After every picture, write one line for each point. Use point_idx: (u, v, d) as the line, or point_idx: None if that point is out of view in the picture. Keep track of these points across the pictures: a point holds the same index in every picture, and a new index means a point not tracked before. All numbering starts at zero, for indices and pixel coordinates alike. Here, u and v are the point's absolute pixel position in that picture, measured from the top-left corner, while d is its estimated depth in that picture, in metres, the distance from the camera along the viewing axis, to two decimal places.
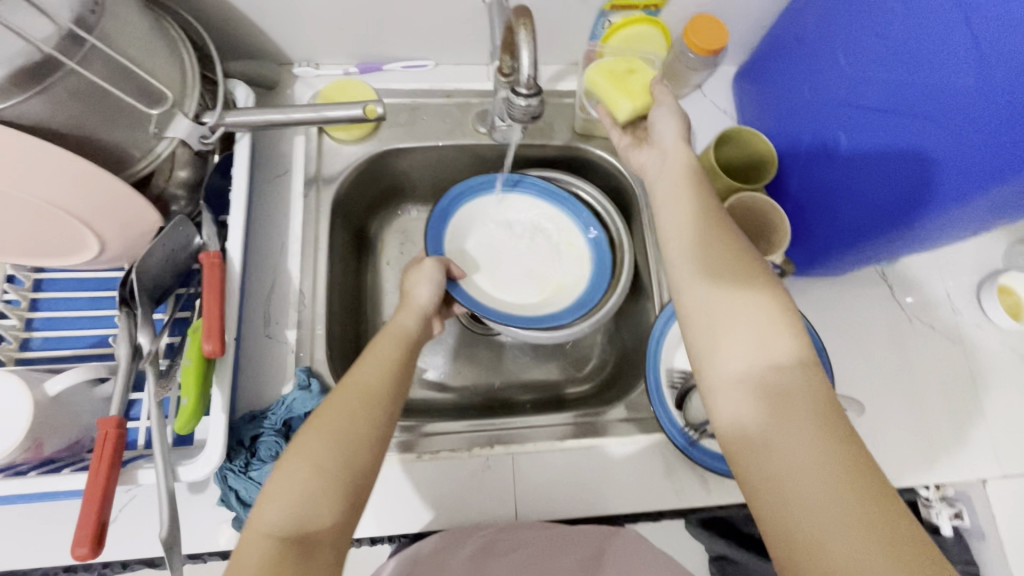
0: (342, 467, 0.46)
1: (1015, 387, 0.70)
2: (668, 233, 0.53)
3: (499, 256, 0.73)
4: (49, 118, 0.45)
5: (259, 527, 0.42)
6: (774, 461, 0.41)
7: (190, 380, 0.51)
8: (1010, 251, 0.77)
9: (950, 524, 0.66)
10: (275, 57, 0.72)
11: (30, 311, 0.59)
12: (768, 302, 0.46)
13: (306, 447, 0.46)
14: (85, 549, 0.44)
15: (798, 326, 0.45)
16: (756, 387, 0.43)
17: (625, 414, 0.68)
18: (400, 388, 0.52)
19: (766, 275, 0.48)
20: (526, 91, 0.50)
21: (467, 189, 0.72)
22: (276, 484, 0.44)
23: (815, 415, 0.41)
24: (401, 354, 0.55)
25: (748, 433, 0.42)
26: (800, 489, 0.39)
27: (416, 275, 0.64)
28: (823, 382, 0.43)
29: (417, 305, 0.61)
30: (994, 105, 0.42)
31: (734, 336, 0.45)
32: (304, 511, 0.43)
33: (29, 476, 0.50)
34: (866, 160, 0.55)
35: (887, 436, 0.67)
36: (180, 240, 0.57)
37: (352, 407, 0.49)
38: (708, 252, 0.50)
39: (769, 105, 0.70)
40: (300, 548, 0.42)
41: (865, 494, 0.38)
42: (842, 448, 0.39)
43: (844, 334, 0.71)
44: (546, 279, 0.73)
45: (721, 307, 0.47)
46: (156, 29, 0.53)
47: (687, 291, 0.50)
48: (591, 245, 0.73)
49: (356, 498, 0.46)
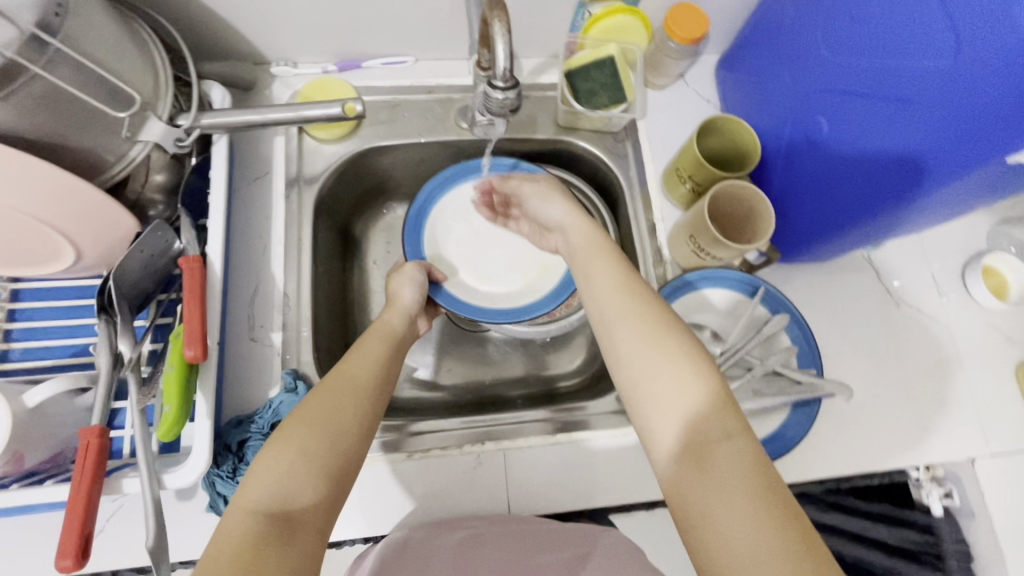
0: (327, 449, 0.45)
1: (1000, 367, 0.71)
2: (595, 294, 0.52)
3: (477, 247, 0.72)
4: (13, 124, 0.44)
5: (243, 502, 0.41)
6: (708, 529, 0.39)
7: (172, 386, 0.50)
8: (995, 231, 0.77)
9: (939, 503, 0.72)
10: (252, 58, 0.71)
11: (8, 322, 0.58)
12: (680, 349, 0.46)
13: (293, 432, 0.45)
14: (69, 561, 0.44)
15: (714, 376, 0.45)
16: (685, 451, 0.42)
17: (614, 406, 0.68)
18: (384, 384, 0.53)
19: (675, 322, 0.48)
20: (502, 83, 0.49)
21: (436, 186, 0.71)
22: (261, 464, 0.44)
23: (734, 466, 0.41)
24: (385, 351, 0.56)
25: (682, 502, 0.41)
26: (733, 553, 0.38)
27: (398, 278, 0.65)
28: (747, 434, 0.42)
29: (403, 306, 0.63)
30: (973, 86, 0.42)
31: (657, 401, 0.45)
32: (287, 490, 0.42)
33: (10, 489, 0.49)
34: (847, 146, 0.54)
35: (877, 419, 0.68)
36: (158, 245, 0.56)
37: (339, 395, 0.49)
38: (628, 314, 0.49)
39: (751, 93, 0.69)
40: (284, 526, 0.41)
41: (790, 544, 0.37)
42: (770, 504, 0.39)
43: (831, 319, 0.71)
44: (528, 262, 0.72)
45: (643, 361, 0.46)
46: (124, 30, 0.51)
47: (612, 355, 0.49)
48: None
49: (341, 483, 0.45)
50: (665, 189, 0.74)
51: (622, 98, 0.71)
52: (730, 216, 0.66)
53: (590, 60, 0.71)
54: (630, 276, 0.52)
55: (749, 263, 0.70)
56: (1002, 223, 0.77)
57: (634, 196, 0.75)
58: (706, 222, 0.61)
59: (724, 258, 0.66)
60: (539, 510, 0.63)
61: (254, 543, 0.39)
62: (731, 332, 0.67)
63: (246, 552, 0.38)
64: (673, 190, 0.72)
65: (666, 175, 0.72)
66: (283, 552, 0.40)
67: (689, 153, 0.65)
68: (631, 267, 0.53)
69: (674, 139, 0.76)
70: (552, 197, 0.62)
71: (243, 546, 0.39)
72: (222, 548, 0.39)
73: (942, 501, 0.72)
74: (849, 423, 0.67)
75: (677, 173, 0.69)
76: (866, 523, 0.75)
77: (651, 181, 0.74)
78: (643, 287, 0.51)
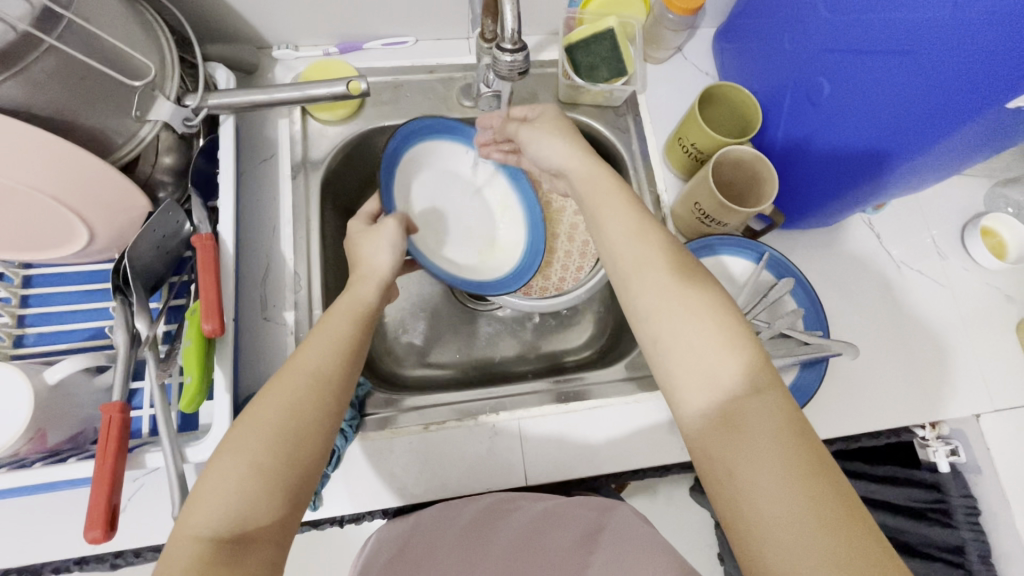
0: (280, 461, 0.43)
1: (1001, 325, 0.72)
2: (614, 253, 0.52)
3: (440, 214, 0.74)
4: (27, 101, 0.44)
5: (186, 530, 0.40)
6: (736, 478, 0.40)
7: (192, 360, 0.50)
8: (991, 193, 0.79)
9: (946, 460, 0.71)
10: (254, 41, 0.71)
11: (21, 308, 0.58)
12: (707, 302, 0.47)
13: (242, 443, 0.43)
14: (97, 532, 0.44)
15: (745, 330, 0.46)
16: (711, 405, 0.43)
17: (624, 374, 0.70)
18: (348, 368, 0.50)
19: (706, 276, 0.49)
20: (511, 46, 0.50)
21: (415, 129, 0.69)
22: (206, 483, 0.42)
23: (762, 417, 0.42)
24: (352, 327, 0.53)
25: (710, 452, 0.42)
26: (761, 499, 0.39)
27: (373, 241, 0.61)
28: (774, 387, 0.43)
29: (376, 273, 0.59)
30: (969, 37, 0.43)
31: (682, 355, 0.46)
32: (238, 511, 0.41)
33: (34, 467, 0.49)
34: (847, 104, 0.56)
35: (883, 380, 0.69)
36: (170, 225, 0.56)
37: (295, 391, 0.47)
38: (649, 271, 0.49)
39: (751, 61, 0.70)
40: (235, 548, 0.40)
41: (816, 490, 0.38)
42: (796, 454, 0.40)
43: (834, 284, 0.73)
44: (482, 243, 0.75)
45: (668, 314, 0.47)
46: (129, 10, 0.52)
47: (633, 313, 0.50)
48: (524, 209, 0.74)
49: (297, 496, 0.44)
50: (667, 157, 0.74)
51: (623, 69, 0.71)
52: (732, 183, 0.68)
53: (588, 34, 0.71)
54: (650, 233, 0.52)
55: (753, 229, 0.70)
56: (998, 186, 0.79)
57: (637, 168, 0.75)
58: (710, 187, 0.62)
59: (729, 225, 0.66)
60: (555, 478, 0.64)
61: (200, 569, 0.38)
62: (737, 298, 0.68)
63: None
64: (677, 161, 0.72)
65: (669, 145, 0.73)
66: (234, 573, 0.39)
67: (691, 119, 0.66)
68: (648, 220, 0.53)
69: (675, 112, 0.77)
70: (549, 134, 0.61)
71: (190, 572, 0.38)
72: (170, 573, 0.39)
73: (948, 459, 0.71)
74: (856, 384, 0.68)
75: (680, 142, 0.69)
76: (872, 486, 0.82)
77: (653, 151, 0.74)
78: (667, 242, 0.51)
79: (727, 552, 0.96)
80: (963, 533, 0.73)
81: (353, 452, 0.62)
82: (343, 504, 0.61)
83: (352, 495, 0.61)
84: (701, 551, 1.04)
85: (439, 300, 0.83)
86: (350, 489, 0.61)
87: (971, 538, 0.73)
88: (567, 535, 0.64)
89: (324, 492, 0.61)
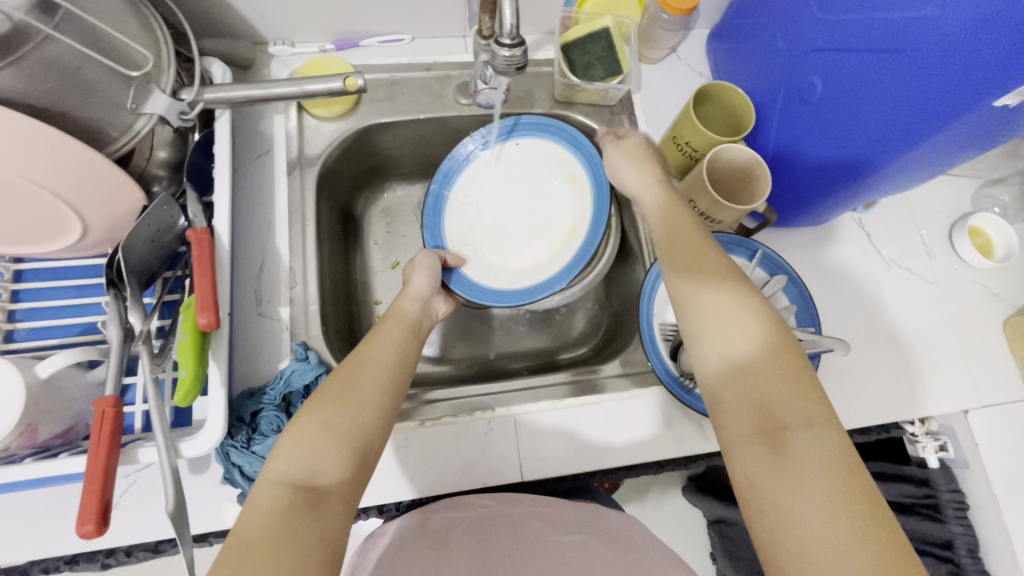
0: (351, 424, 0.46)
1: (988, 322, 0.73)
2: (673, 276, 0.54)
3: (503, 217, 0.73)
4: (21, 90, 0.44)
5: (272, 475, 0.41)
6: (782, 506, 0.40)
7: (188, 354, 0.50)
8: (978, 194, 0.80)
9: (934, 455, 0.74)
10: (250, 37, 0.71)
11: (12, 303, 0.58)
12: (763, 330, 0.47)
13: (318, 407, 0.46)
14: (90, 527, 0.44)
15: (800, 361, 0.46)
16: (759, 430, 0.44)
17: (620, 370, 0.71)
18: (404, 365, 0.54)
19: (768, 307, 0.49)
20: (508, 41, 0.50)
21: (465, 154, 0.73)
22: (288, 438, 0.44)
23: (813, 448, 0.41)
24: (408, 337, 0.58)
25: (757, 480, 0.42)
26: (807, 528, 0.39)
27: (414, 268, 0.66)
28: (828, 424, 0.43)
29: (415, 293, 0.64)
30: (953, 37, 0.44)
31: (734, 378, 0.47)
32: (313, 464, 0.43)
33: (25, 463, 0.49)
34: (837, 103, 0.57)
35: (873, 376, 0.70)
36: (164, 219, 0.55)
37: (360, 375, 0.50)
38: (707, 296, 0.50)
39: (744, 62, 0.71)
40: (311, 497, 0.41)
41: (863, 525, 0.38)
42: (846, 490, 0.39)
43: (826, 282, 0.74)
44: (552, 231, 0.72)
45: (722, 337, 0.48)
46: (124, 2, 0.51)
47: (692, 337, 0.50)
48: (591, 178, 0.70)
49: (362, 463, 0.46)
50: (661, 157, 0.75)
51: (618, 70, 0.72)
52: (726, 181, 0.68)
53: (584, 33, 0.71)
54: (711, 260, 0.53)
55: (746, 227, 0.71)
56: (984, 186, 0.80)
57: None
58: (705, 184, 0.62)
59: (724, 223, 0.67)
60: (551, 475, 0.64)
61: (283, 513, 0.39)
62: None
63: (278, 522, 0.38)
64: (672, 160, 0.73)
65: (662, 144, 0.74)
66: (312, 522, 0.39)
67: (684, 121, 0.67)
68: (710, 247, 0.54)
69: (668, 111, 0.78)
70: (626, 163, 0.65)
71: (273, 516, 0.39)
72: (250, 520, 0.39)
73: (937, 454, 0.74)
74: (847, 380, 0.69)
75: (674, 141, 0.70)
76: None
77: None
78: (725, 271, 0.52)
79: (720, 551, 0.97)
80: (953, 528, 0.74)
81: None
82: None
83: None
84: (694, 551, 1.04)
85: None
86: None
87: (960, 533, 0.74)
88: (563, 532, 0.64)
89: None
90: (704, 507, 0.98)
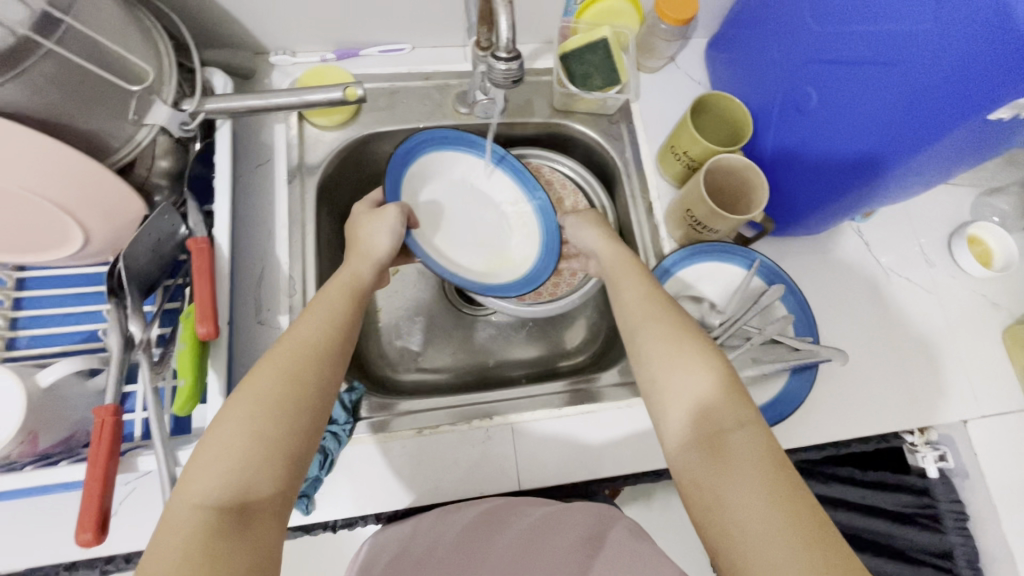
0: (283, 433, 0.45)
1: (988, 332, 0.73)
2: (624, 308, 0.57)
3: (451, 221, 0.73)
4: (24, 102, 0.44)
5: (190, 498, 0.41)
6: (722, 503, 0.43)
7: (186, 363, 0.51)
8: (978, 203, 0.80)
9: (935, 465, 0.73)
10: (251, 47, 0.72)
11: (14, 310, 0.58)
12: (698, 350, 0.50)
13: (240, 415, 0.44)
14: (89, 535, 0.44)
15: (732, 378, 0.49)
16: (700, 441, 0.46)
17: (619, 379, 0.71)
18: (342, 346, 0.52)
19: (703, 332, 0.53)
20: (505, 55, 0.50)
21: (442, 139, 0.70)
22: (207, 453, 0.42)
23: (748, 455, 0.44)
24: (348, 309, 0.55)
25: (699, 482, 0.45)
26: (744, 521, 0.41)
27: (374, 223, 0.63)
28: (758, 423, 0.46)
29: (375, 256, 0.62)
30: (946, 50, 0.44)
31: (675, 395, 0.49)
32: (239, 481, 0.42)
33: (24, 470, 0.49)
34: (832, 117, 0.57)
35: (871, 386, 0.70)
36: (165, 229, 0.56)
37: (294, 366, 0.48)
38: (653, 323, 0.54)
39: (741, 72, 0.71)
40: (240, 518, 0.41)
41: (796, 522, 0.40)
42: (782, 490, 0.42)
43: (825, 291, 0.74)
44: (492, 252, 0.73)
45: (665, 358, 0.51)
46: (128, 15, 0.52)
47: (636, 356, 0.53)
48: (541, 221, 0.73)
49: (297, 466, 0.45)
50: (659, 165, 0.75)
51: (616, 80, 0.72)
52: (723, 190, 0.69)
53: (583, 43, 0.71)
54: (655, 294, 0.57)
55: (744, 236, 0.72)
56: (984, 195, 0.80)
57: (630, 176, 0.77)
58: (702, 194, 0.62)
59: (721, 232, 0.67)
60: (549, 483, 0.65)
61: (207, 535, 0.39)
62: (728, 304, 0.69)
63: (203, 547, 0.38)
64: (669, 168, 0.73)
65: (661, 152, 0.74)
66: (236, 546, 0.40)
67: (683, 129, 0.67)
68: (655, 285, 0.58)
69: (668, 119, 0.78)
70: (585, 224, 0.68)
71: (194, 542, 0.39)
72: (171, 543, 0.39)
73: (937, 464, 0.73)
74: (846, 389, 0.69)
75: (672, 150, 0.71)
76: (863, 491, 0.81)
77: (646, 160, 0.75)
78: (664, 303, 0.56)
79: None
80: (951, 538, 0.75)
81: (349, 453, 0.63)
82: (338, 507, 0.61)
83: (347, 499, 0.62)
84: (693, 558, 1.04)
85: (433, 304, 0.84)
86: (343, 491, 0.62)
87: (959, 543, 0.74)
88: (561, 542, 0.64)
89: (318, 496, 0.61)
90: None
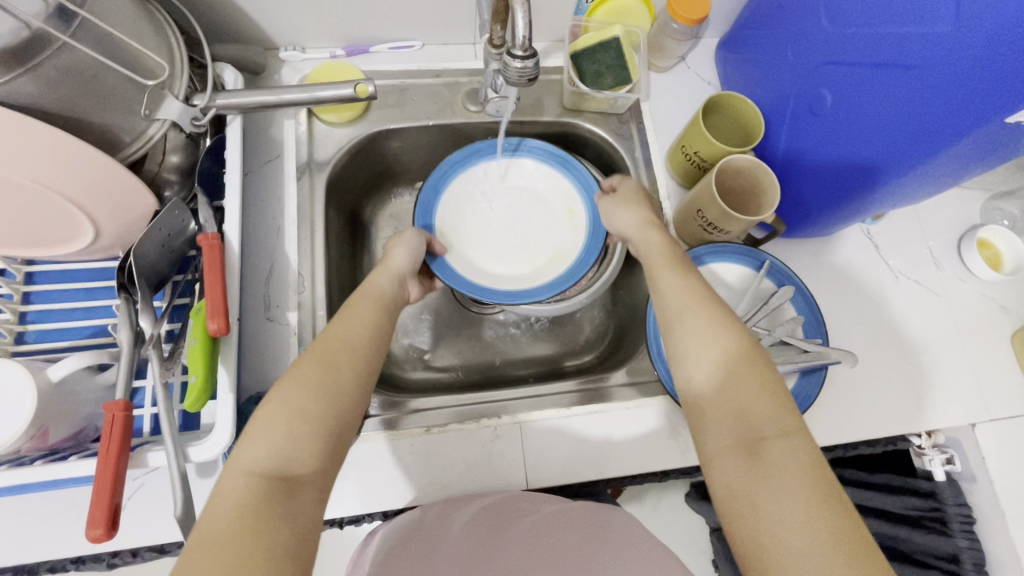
0: (326, 412, 0.47)
1: (998, 336, 0.73)
2: (662, 303, 0.57)
3: (496, 224, 0.73)
4: (36, 96, 0.44)
5: (242, 466, 0.43)
6: (756, 505, 0.43)
7: (198, 359, 0.51)
8: (988, 206, 0.80)
9: (941, 468, 0.74)
10: (262, 43, 0.72)
11: (23, 305, 0.58)
12: (741, 351, 0.50)
13: (284, 395, 0.47)
14: (99, 531, 0.44)
15: (775, 383, 0.49)
16: (738, 444, 0.47)
17: (627, 379, 0.71)
18: (377, 344, 0.55)
19: (749, 334, 0.52)
20: (521, 53, 0.50)
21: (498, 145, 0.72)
22: (257, 428, 0.45)
23: (789, 461, 0.44)
24: (376, 309, 0.57)
25: (734, 485, 0.45)
26: (777, 525, 0.42)
27: (395, 242, 0.65)
28: (801, 431, 0.46)
29: (393, 267, 0.63)
30: (967, 59, 0.44)
31: (716, 395, 0.49)
32: (285, 454, 0.44)
33: (34, 464, 0.49)
34: (844, 117, 0.57)
35: (880, 389, 0.69)
36: (175, 225, 0.55)
37: (334, 359, 0.50)
38: (693, 321, 0.53)
39: (752, 74, 0.72)
40: (286, 488, 0.43)
41: (837, 531, 0.41)
42: (822, 498, 0.42)
43: (833, 293, 0.73)
44: (531, 255, 0.71)
45: (707, 356, 0.51)
46: (140, 10, 0.52)
47: (675, 352, 0.54)
48: (589, 234, 0.71)
49: (336, 451, 0.47)
50: (669, 164, 0.75)
51: (626, 79, 0.71)
52: (735, 190, 0.68)
53: (593, 41, 0.70)
54: (697, 289, 0.56)
55: (754, 237, 0.72)
56: (994, 199, 0.80)
57: (640, 176, 0.76)
58: (713, 195, 0.62)
59: (732, 234, 0.67)
60: (556, 482, 0.65)
61: (254, 503, 0.41)
62: (737, 305, 0.68)
63: (247, 515, 0.40)
64: (678, 168, 0.73)
65: (671, 151, 0.74)
66: (284, 512, 0.41)
67: (694, 129, 0.67)
68: (697, 279, 0.57)
69: (678, 119, 0.78)
70: (619, 205, 0.67)
71: (243, 506, 0.40)
72: (222, 508, 0.40)
73: (943, 467, 0.74)
74: (855, 393, 0.69)
75: (683, 150, 0.70)
76: (871, 493, 0.83)
77: (656, 159, 0.75)
78: (707, 299, 0.55)
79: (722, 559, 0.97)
80: (958, 541, 0.75)
81: (359, 451, 0.63)
82: (346, 503, 0.61)
83: (355, 496, 0.62)
84: (695, 559, 1.05)
85: (439, 303, 0.84)
86: (352, 489, 0.62)
87: (966, 547, 0.74)
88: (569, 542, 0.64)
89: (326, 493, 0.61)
90: (709, 514, 0.98)
